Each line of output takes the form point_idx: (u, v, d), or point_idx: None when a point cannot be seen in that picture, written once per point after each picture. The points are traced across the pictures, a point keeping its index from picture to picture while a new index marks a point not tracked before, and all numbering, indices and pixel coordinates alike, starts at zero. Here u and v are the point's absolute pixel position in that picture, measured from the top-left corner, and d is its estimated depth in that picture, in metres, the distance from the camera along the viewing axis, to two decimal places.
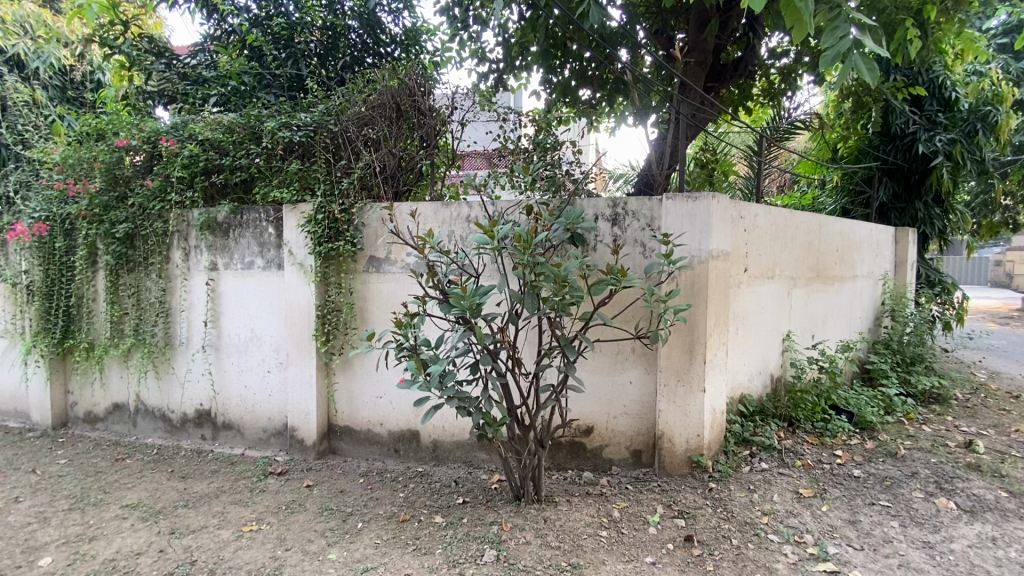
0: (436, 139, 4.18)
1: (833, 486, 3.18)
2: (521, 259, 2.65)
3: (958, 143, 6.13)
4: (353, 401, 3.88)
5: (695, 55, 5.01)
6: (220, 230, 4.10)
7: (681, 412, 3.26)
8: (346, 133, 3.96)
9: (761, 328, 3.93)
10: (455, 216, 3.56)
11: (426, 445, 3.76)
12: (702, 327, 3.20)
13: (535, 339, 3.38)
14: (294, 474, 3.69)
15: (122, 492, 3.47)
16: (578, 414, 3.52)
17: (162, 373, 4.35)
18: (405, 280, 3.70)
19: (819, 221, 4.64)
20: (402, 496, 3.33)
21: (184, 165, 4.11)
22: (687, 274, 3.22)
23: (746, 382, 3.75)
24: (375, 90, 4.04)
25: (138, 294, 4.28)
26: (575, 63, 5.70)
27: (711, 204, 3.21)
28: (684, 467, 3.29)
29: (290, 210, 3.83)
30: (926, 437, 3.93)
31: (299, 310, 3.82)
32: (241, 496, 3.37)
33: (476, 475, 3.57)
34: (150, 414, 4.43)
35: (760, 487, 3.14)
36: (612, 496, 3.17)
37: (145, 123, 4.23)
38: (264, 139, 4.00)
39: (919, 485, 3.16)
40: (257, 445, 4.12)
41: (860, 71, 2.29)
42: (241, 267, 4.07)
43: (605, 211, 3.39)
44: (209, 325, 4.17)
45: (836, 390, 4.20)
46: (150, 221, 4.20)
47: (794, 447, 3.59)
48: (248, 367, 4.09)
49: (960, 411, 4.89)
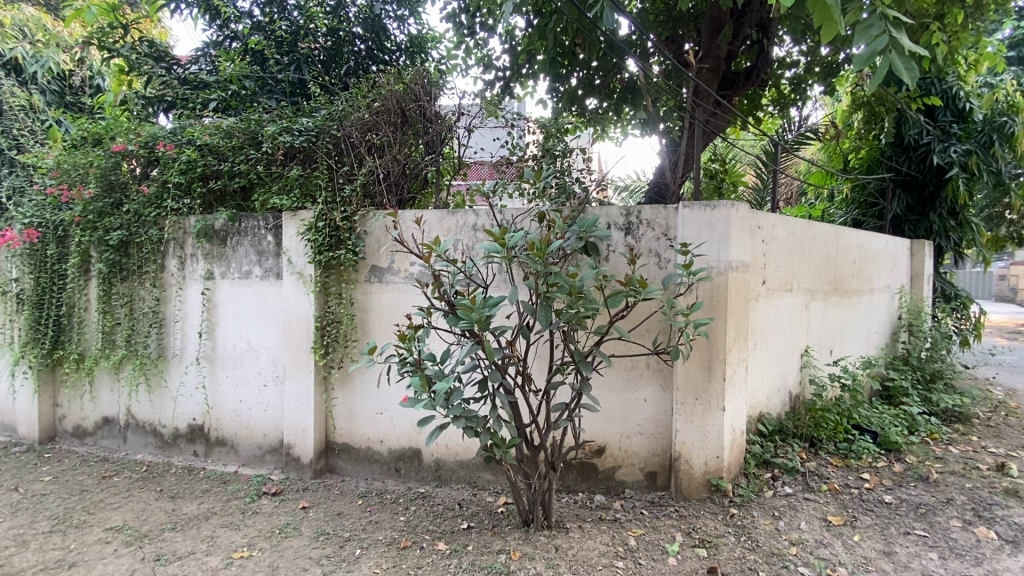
0: (442, 146, 4.07)
1: (863, 513, 2.98)
2: (534, 268, 2.47)
3: (974, 155, 6.02)
4: (353, 418, 3.70)
5: (707, 62, 4.88)
6: (217, 238, 3.95)
7: (699, 433, 3.08)
8: (349, 139, 3.84)
9: (780, 343, 3.76)
10: (461, 224, 3.41)
11: (428, 464, 3.58)
12: (721, 342, 3.03)
13: (547, 354, 3.21)
14: (289, 494, 3.50)
15: (107, 513, 3.28)
16: (590, 433, 3.34)
17: (155, 386, 4.18)
18: (407, 291, 3.53)
19: (836, 232, 4.48)
20: (403, 520, 3.14)
21: (182, 170, 3.96)
22: (707, 285, 3.06)
23: (765, 400, 3.57)
24: (378, 95, 3.91)
25: (131, 304, 4.13)
26: (582, 71, 5.57)
27: (730, 214, 3.05)
28: (703, 491, 3.10)
29: (290, 217, 3.68)
30: (955, 459, 3.73)
31: (298, 321, 3.66)
32: (232, 519, 3.18)
33: (481, 497, 3.37)
34: (141, 430, 4.25)
35: (785, 514, 2.95)
36: (627, 523, 2.98)
37: (143, 128, 4.11)
38: (265, 144, 3.85)
39: (956, 513, 2.96)
40: (252, 462, 3.94)
41: (899, 72, 2.14)
42: (238, 276, 3.92)
43: (618, 219, 3.25)
44: (203, 336, 4.00)
45: (857, 408, 4.02)
46: (145, 228, 4.05)
47: (819, 470, 3.40)
48: (243, 381, 3.92)
49: (984, 431, 4.69)
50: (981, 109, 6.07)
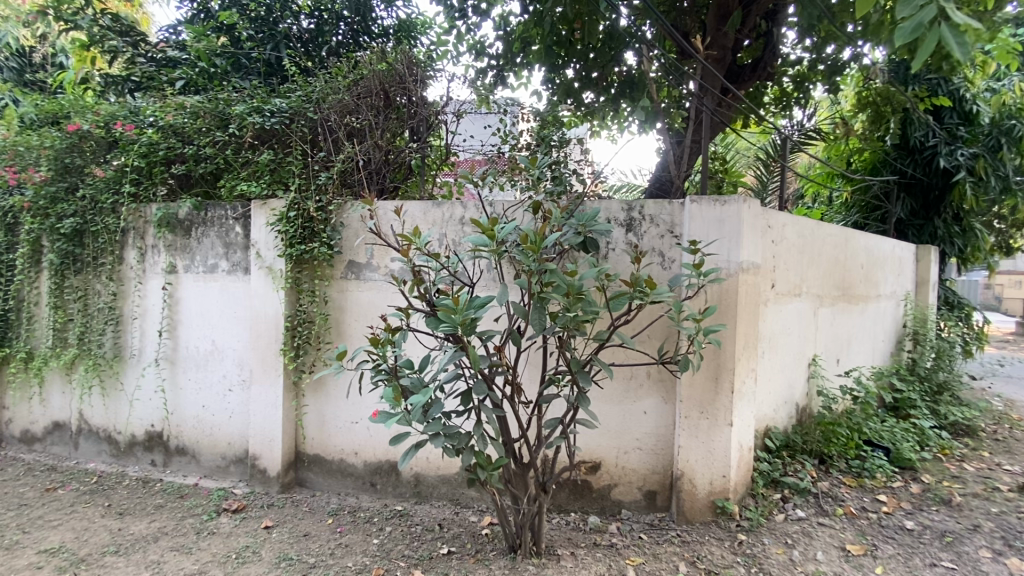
0: (428, 132, 3.76)
1: (884, 541, 2.72)
2: (526, 265, 2.17)
3: (982, 158, 5.75)
4: (325, 428, 3.39)
5: (714, 50, 4.61)
6: (181, 228, 3.62)
7: (704, 449, 2.82)
8: (327, 122, 3.52)
9: (788, 352, 3.52)
10: (447, 217, 3.11)
11: (406, 479, 3.28)
12: (730, 351, 2.77)
13: (540, 362, 2.92)
14: (252, 511, 3.17)
15: (44, 533, 2.93)
16: (585, 448, 3.06)
17: (110, 389, 3.83)
18: (386, 290, 3.23)
19: (845, 235, 4.24)
20: (376, 543, 2.82)
21: (142, 154, 3.61)
22: (716, 288, 2.78)
23: (772, 413, 3.31)
24: (360, 75, 3.62)
25: (84, 299, 3.77)
26: (579, 63, 5.26)
27: (742, 210, 2.78)
28: (707, 514, 2.83)
29: (259, 206, 3.35)
30: (973, 479, 3.47)
31: (266, 320, 3.33)
32: (184, 541, 2.84)
33: (463, 516, 3.08)
34: (94, 436, 3.90)
35: (799, 542, 2.68)
36: (624, 549, 2.70)
37: (101, 107, 3.75)
38: (232, 125, 3.52)
39: (985, 542, 2.69)
40: (215, 473, 3.61)
41: (949, 45, 1.90)
42: (203, 270, 3.58)
43: (619, 215, 2.97)
44: (164, 335, 3.66)
45: (868, 422, 3.77)
46: (101, 216, 3.69)
47: (832, 490, 3.12)
48: (206, 385, 3.59)
49: (996, 446, 4.46)
50: (988, 111, 5.86)
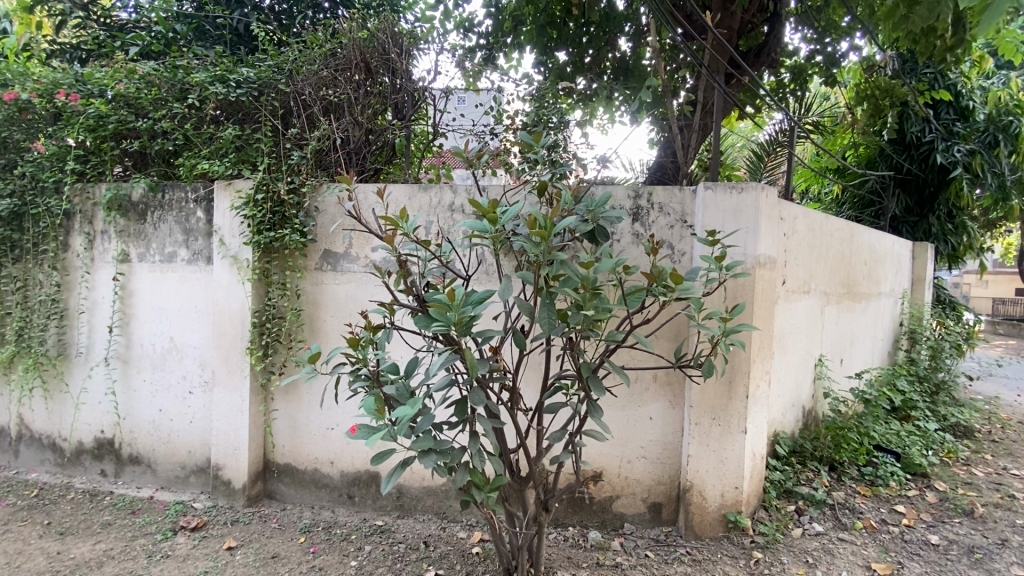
0: (414, 110, 3.46)
1: (909, 558, 2.51)
2: (533, 255, 1.89)
3: (979, 155, 5.59)
4: (297, 434, 3.06)
5: (722, 28, 4.39)
6: (135, 212, 3.24)
7: (716, 459, 2.58)
8: (302, 95, 3.19)
9: (797, 351, 3.30)
10: (435, 203, 2.81)
11: (388, 491, 2.98)
12: (747, 352, 2.54)
13: (539, 364, 2.65)
14: (213, 529, 2.83)
15: None
16: (585, 456, 2.79)
17: (53, 390, 3.44)
18: (367, 283, 2.92)
19: (850, 229, 4.04)
20: (354, 566, 2.51)
21: (89, 127, 3.21)
22: (731, 283, 2.54)
23: (781, 416, 3.10)
24: (338, 44, 3.26)
25: (24, 291, 3.34)
26: (570, 48, 5.01)
27: (760, 198, 2.54)
28: (718, 528, 2.60)
29: (222, 186, 2.99)
30: (987, 487, 3.31)
31: (230, 315, 2.98)
32: (132, 566, 2.50)
33: (450, 532, 2.79)
34: (37, 444, 3.51)
35: (821, 561, 2.46)
36: (631, 569, 2.44)
37: (43, 73, 3.34)
38: (191, 95, 3.17)
39: (1016, 558, 2.51)
40: (172, 485, 3.25)
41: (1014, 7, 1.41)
42: (160, 259, 3.21)
43: (626, 202, 2.69)
44: (115, 331, 3.29)
45: (877, 426, 3.58)
46: (42, 197, 3.27)
47: (848, 501, 2.91)
48: (163, 387, 3.23)
49: (998, 447, 4.35)
50: (984, 107, 5.75)
